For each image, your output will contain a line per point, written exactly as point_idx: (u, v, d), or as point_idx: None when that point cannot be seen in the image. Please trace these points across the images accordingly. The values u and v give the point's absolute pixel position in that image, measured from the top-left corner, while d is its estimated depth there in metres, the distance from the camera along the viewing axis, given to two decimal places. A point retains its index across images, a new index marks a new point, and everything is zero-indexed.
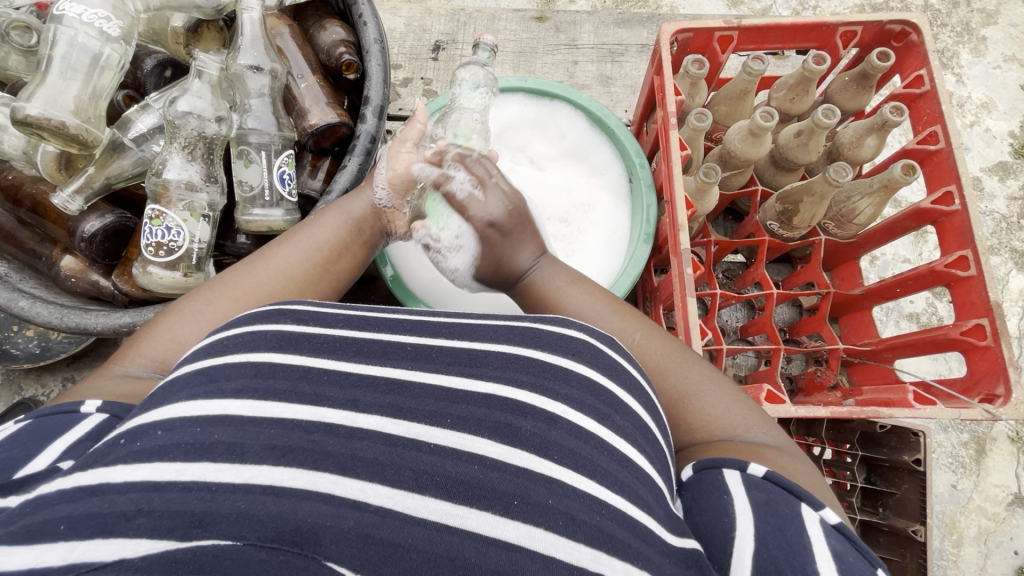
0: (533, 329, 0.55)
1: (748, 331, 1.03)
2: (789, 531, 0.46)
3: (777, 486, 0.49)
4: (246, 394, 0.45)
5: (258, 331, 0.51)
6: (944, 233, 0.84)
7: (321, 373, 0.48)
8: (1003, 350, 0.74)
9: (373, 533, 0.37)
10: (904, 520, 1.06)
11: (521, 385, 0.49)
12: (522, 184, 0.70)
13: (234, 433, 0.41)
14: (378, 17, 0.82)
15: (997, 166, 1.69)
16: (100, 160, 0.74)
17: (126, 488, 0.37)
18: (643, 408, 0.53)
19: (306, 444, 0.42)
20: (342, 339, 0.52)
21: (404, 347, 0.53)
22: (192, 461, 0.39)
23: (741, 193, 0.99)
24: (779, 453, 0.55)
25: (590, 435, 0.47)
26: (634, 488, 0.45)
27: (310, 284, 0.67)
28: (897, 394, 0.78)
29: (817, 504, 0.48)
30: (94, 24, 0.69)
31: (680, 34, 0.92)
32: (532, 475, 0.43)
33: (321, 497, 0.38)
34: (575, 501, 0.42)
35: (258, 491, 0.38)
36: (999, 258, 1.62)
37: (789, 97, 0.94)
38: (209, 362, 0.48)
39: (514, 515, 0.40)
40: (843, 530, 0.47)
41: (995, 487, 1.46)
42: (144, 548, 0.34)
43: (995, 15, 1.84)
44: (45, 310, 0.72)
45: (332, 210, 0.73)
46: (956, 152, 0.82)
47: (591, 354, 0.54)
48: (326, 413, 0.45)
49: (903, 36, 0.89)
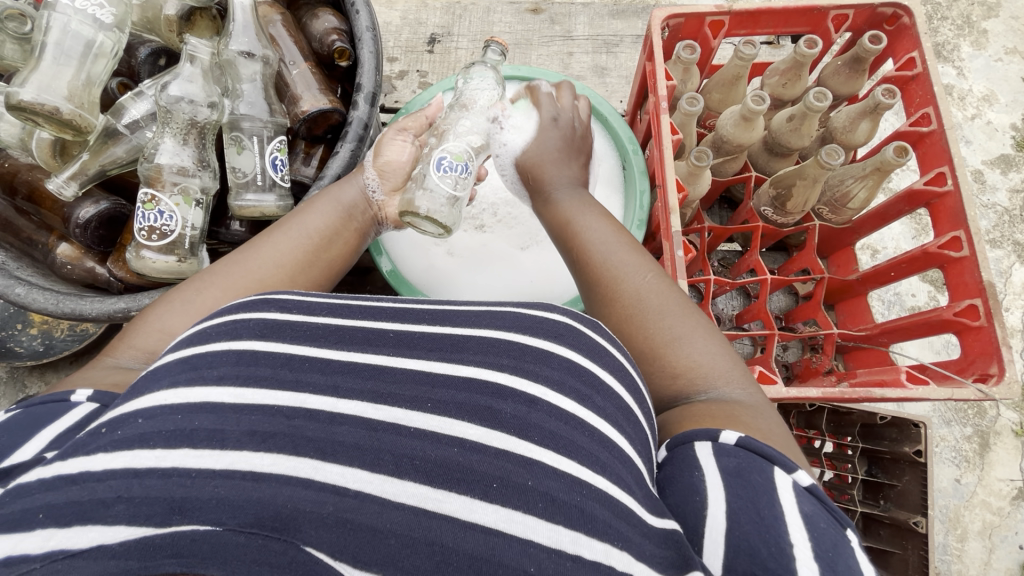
0: (514, 314, 0.55)
1: (743, 319, 1.03)
2: (761, 503, 0.44)
3: (749, 452, 0.48)
4: (228, 380, 0.45)
5: (241, 320, 0.51)
6: (937, 215, 0.84)
7: (301, 361, 0.48)
8: (996, 330, 0.74)
9: (352, 518, 0.38)
10: (905, 512, 1.04)
11: (500, 368, 0.49)
12: (551, 124, 0.77)
13: (215, 419, 0.42)
14: (371, 6, 0.82)
15: (998, 159, 1.68)
16: (94, 146, 0.75)
17: (105, 476, 0.37)
18: (626, 390, 0.53)
19: (285, 429, 0.42)
20: (323, 327, 0.52)
21: (386, 334, 0.53)
22: (172, 448, 0.39)
23: (735, 179, 0.99)
24: (752, 410, 0.54)
25: (570, 415, 0.47)
26: (615, 469, 0.45)
27: (303, 273, 0.67)
28: (891, 375, 0.78)
29: (790, 467, 0.47)
30: (87, 11, 0.70)
31: (671, 19, 0.92)
32: (512, 457, 0.43)
33: (301, 482, 0.39)
34: (556, 482, 0.42)
35: (238, 476, 0.38)
36: (1000, 251, 1.61)
37: (780, 82, 0.94)
38: (191, 351, 0.48)
39: (492, 499, 0.40)
40: (816, 493, 0.46)
41: (999, 481, 1.45)
42: (124, 533, 0.34)
43: (996, 8, 1.83)
44: (42, 297, 0.72)
45: (324, 198, 0.73)
46: (948, 134, 0.82)
47: (574, 337, 0.54)
48: (307, 398, 0.45)
49: (895, 20, 0.89)
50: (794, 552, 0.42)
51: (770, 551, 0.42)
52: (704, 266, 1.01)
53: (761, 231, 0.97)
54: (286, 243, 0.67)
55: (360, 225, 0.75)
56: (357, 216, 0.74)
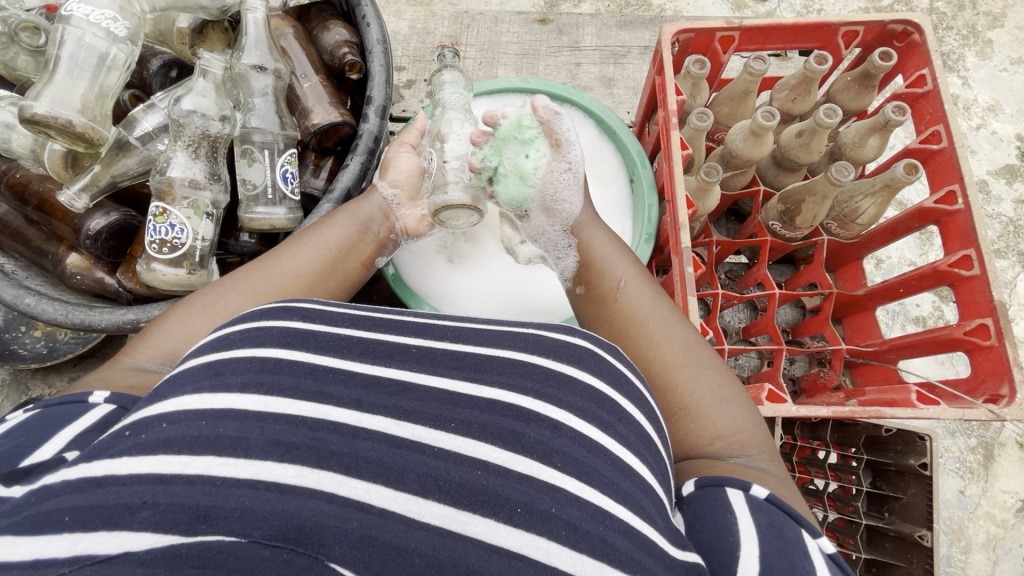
0: (537, 337, 0.55)
1: (750, 332, 1.02)
2: (793, 553, 0.46)
3: (779, 511, 0.50)
4: (251, 388, 0.44)
5: (264, 327, 0.51)
6: (947, 233, 0.83)
7: (326, 371, 0.48)
8: (1006, 350, 0.74)
9: (376, 535, 0.38)
10: (911, 525, 1.04)
11: (524, 392, 0.49)
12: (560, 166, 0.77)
13: (239, 427, 0.41)
14: (381, 18, 0.83)
15: (1003, 169, 1.68)
16: (107, 158, 0.75)
17: (130, 481, 0.37)
18: (647, 420, 0.53)
19: (309, 441, 0.42)
20: (348, 338, 0.52)
21: (409, 348, 0.52)
22: (196, 455, 0.39)
23: (744, 193, 0.99)
24: (775, 481, 0.55)
25: (592, 442, 0.47)
26: (637, 498, 0.45)
27: (319, 282, 0.67)
28: (901, 394, 0.78)
29: (813, 531, 0.50)
30: (101, 24, 0.70)
31: (680, 35, 0.92)
32: (536, 483, 0.43)
33: (325, 497, 0.39)
34: (579, 510, 0.42)
35: (262, 487, 0.38)
36: (1005, 261, 1.61)
37: (790, 97, 0.94)
38: (214, 357, 0.48)
39: (517, 523, 0.40)
40: (837, 560, 0.48)
41: (1003, 492, 1.44)
42: (149, 541, 0.34)
43: (1002, 18, 1.83)
44: (51, 308, 0.72)
45: (343, 213, 0.73)
46: (959, 152, 0.82)
47: (596, 362, 0.53)
48: (331, 411, 0.45)
49: (906, 36, 0.89)
50: None
51: None
52: (711, 280, 1.01)
53: (769, 245, 0.97)
54: (302, 255, 0.67)
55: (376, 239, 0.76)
56: (374, 228, 0.75)
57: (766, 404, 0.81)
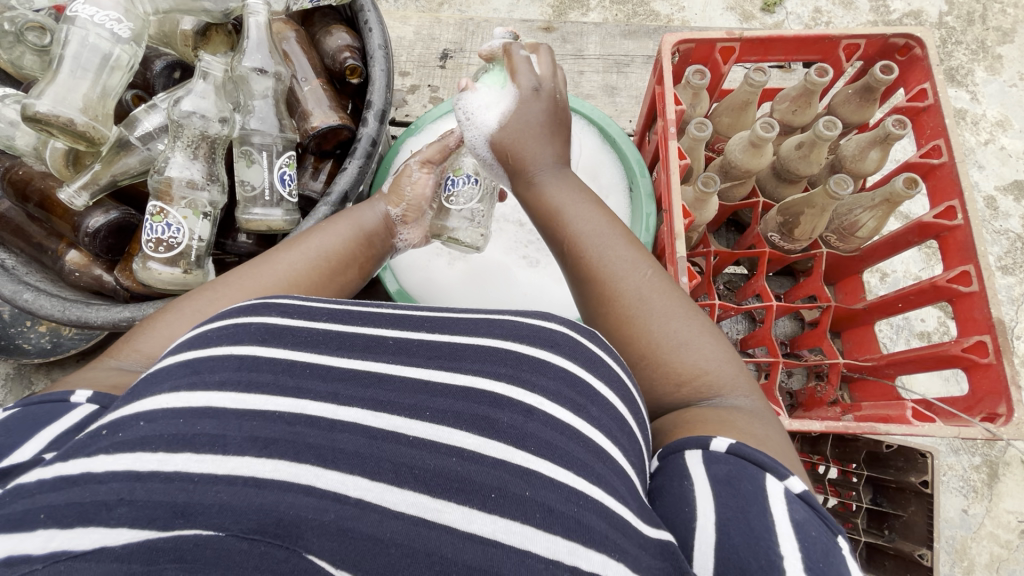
0: (512, 322, 0.54)
1: (748, 344, 1.02)
2: (751, 514, 0.45)
3: (741, 460, 0.48)
4: (228, 386, 0.44)
5: (242, 324, 0.51)
6: (946, 248, 0.83)
7: (303, 367, 0.48)
8: (1004, 368, 0.73)
9: (353, 527, 0.37)
10: (910, 543, 1.02)
11: (498, 377, 0.48)
12: (531, 96, 0.67)
13: (216, 424, 0.41)
14: (383, 23, 0.83)
15: (1012, 185, 1.67)
16: (107, 157, 0.76)
17: (107, 479, 0.37)
18: (620, 399, 0.52)
19: (287, 435, 0.42)
20: (324, 333, 0.51)
21: (385, 341, 0.52)
22: (174, 452, 0.39)
23: (742, 205, 0.99)
24: (757, 417, 0.55)
25: (565, 425, 0.46)
26: (609, 479, 0.44)
27: (314, 292, 0.67)
28: (896, 410, 0.77)
29: (783, 475, 0.47)
30: (105, 25, 0.70)
31: (682, 44, 0.92)
32: (510, 467, 0.42)
33: (303, 489, 0.38)
34: (552, 492, 0.41)
35: (240, 482, 0.38)
36: (1013, 277, 1.59)
37: (791, 109, 0.93)
38: (191, 355, 0.48)
39: (491, 508, 0.40)
40: (808, 499, 0.46)
41: (1008, 513, 1.42)
42: (126, 536, 0.34)
43: (1012, 33, 1.82)
44: (48, 304, 0.73)
45: (345, 218, 0.73)
46: (959, 166, 0.81)
47: (569, 345, 0.52)
48: (308, 405, 0.44)
49: (907, 50, 0.89)
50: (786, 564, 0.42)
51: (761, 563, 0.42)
52: (709, 290, 1.01)
53: (768, 257, 0.96)
54: (297, 258, 0.67)
55: (375, 249, 0.75)
56: (376, 241, 0.75)
57: None
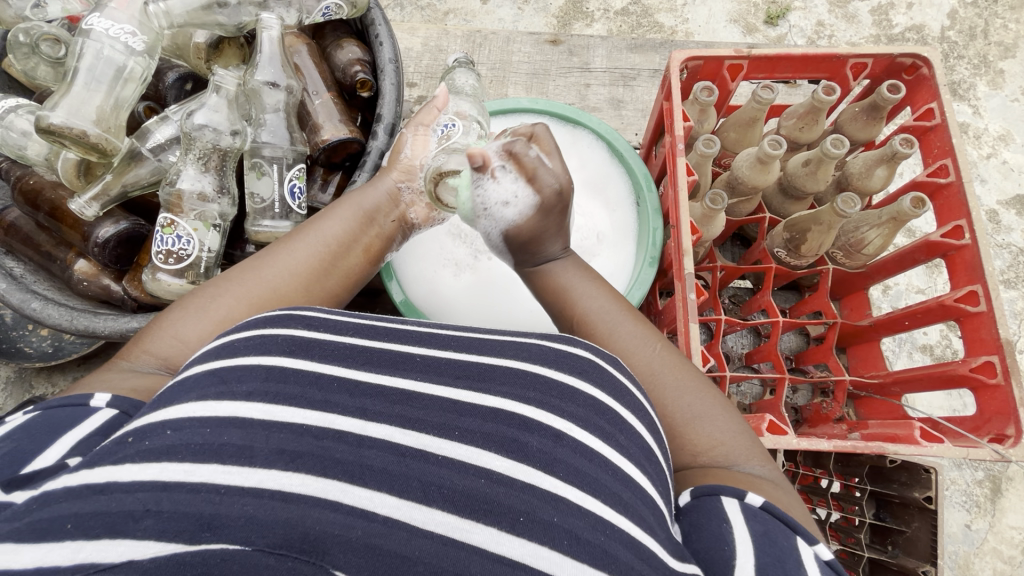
0: (539, 347, 0.54)
1: (753, 359, 1.01)
2: (788, 563, 0.45)
3: (773, 518, 0.49)
4: (256, 397, 0.44)
5: (270, 335, 0.51)
6: (953, 267, 0.83)
7: (331, 380, 0.48)
8: (1013, 390, 0.73)
9: (381, 544, 0.37)
10: (914, 560, 1.01)
11: (526, 401, 0.49)
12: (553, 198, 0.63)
13: (243, 435, 0.41)
14: (394, 38, 0.84)
15: (1014, 200, 1.67)
16: (118, 168, 0.76)
17: (133, 488, 0.37)
18: (646, 429, 0.52)
19: (314, 449, 0.42)
20: (352, 347, 0.52)
21: (413, 358, 0.52)
22: (201, 463, 0.39)
23: (749, 219, 0.99)
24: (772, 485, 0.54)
25: (594, 452, 0.46)
26: (637, 509, 0.45)
27: (318, 280, 0.67)
28: (904, 430, 0.77)
29: (812, 540, 0.49)
30: (121, 39, 0.71)
31: (690, 62, 0.93)
32: (539, 492, 0.43)
33: (329, 505, 0.38)
34: (580, 519, 0.42)
35: (267, 496, 0.38)
36: (1015, 291, 1.59)
37: (798, 126, 0.94)
38: (219, 363, 0.48)
39: (519, 532, 0.40)
40: (836, 568, 0.47)
41: (1011, 528, 1.41)
42: (153, 549, 0.34)
43: (1014, 48, 1.83)
44: (57, 313, 0.73)
45: (345, 204, 0.73)
46: (966, 186, 0.81)
47: (597, 373, 0.53)
48: (336, 419, 0.44)
49: (914, 69, 0.90)
50: None
51: None
52: (715, 305, 1.01)
53: (774, 273, 0.96)
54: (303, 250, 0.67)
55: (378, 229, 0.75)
56: (379, 220, 0.75)
57: (766, 435, 0.80)
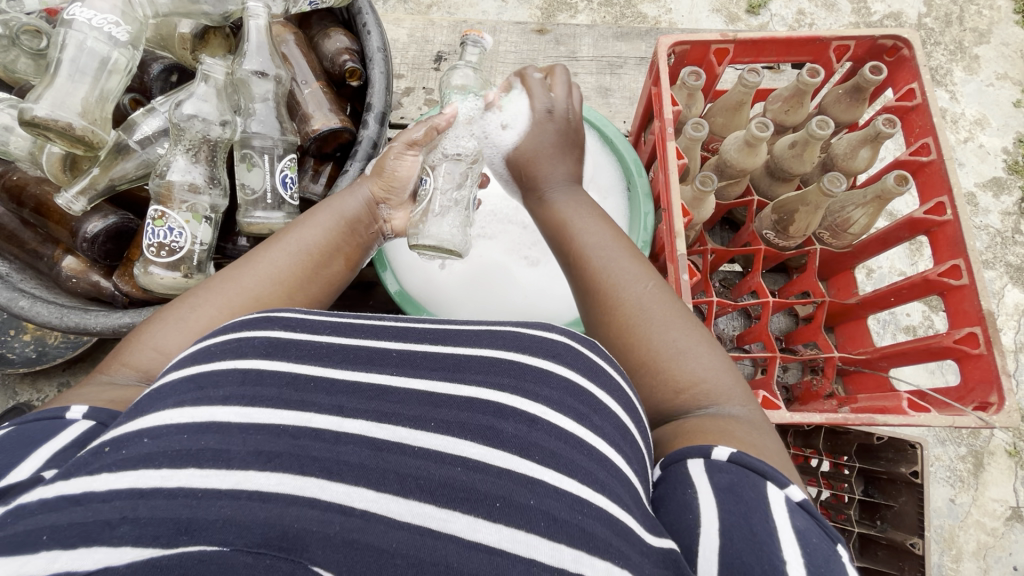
0: (514, 334, 0.55)
1: (744, 340, 1.03)
2: (753, 518, 0.45)
3: (742, 468, 0.49)
4: (233, 401, 0.45)
5: (245, 339, 0.51)
6: (936, 242, 0.85)
7: (306, 379, 0.48)
8: (996, 359, 0.75)
9: (358, 538, 0.38)
10: (902, 533, 1.05)
11: (501, 388, 0.49)
12: (546, 116, 0.73)
13: (221, 439, 0.42)
14: (382, 26, 0.83)
15: (991, 182, 1.72)
16: (105, 161, 0.75)
17: (110, 497, 0.37)
18: (623, 410, 0.52)
19: (291, 449, 0.42)
20: (328, 346, 0.52)
21: (389, 352, 0.53)
22: (178, 468, 0.39)
23: (738, 203, 1.00)
24: (750, 429, 0.55)
25: (569, 434, 0.47)
26: (613, 487, 0.45)
27: (302, 289, 0.67)
28: (892, 402, 0.79)
29: (782, 482, 0.48)
30: (103, 28, 0.70)
31: (677, 46, 0.93)
32: (514, 476, 0.43)
33: (307, 502, 0.39)
34: (556, 501, 0.42)
35: (244, 496, 0.38)
36: (993, 272, 1.63)
37: (783, 109, 0.95)
38: (195, 369, 0.48)
39: (495, 518, 0.40)
40: (808, 508, 0.47)
41: (993, 501, 1.46)
42: (129, 555, 0.34)
43: (988, 34, 1.87)
44: (46, 310, 0.72)
45: (325, 210, 0.71)
46: (948, 164, 0.84)
47: (572, 356, 0.53)
48: (313, 418, 0.45)
49: (895, 51, 0.92)
50: (788, 568, 0.42)
51: (765, 566, 0.42)
52: (706, 288, 1.02)
53: (763, 254, 0.98)
54: (278, 256, 0.66)
55: (359, 238, 0.74)
56: (359, 230, 0.73)
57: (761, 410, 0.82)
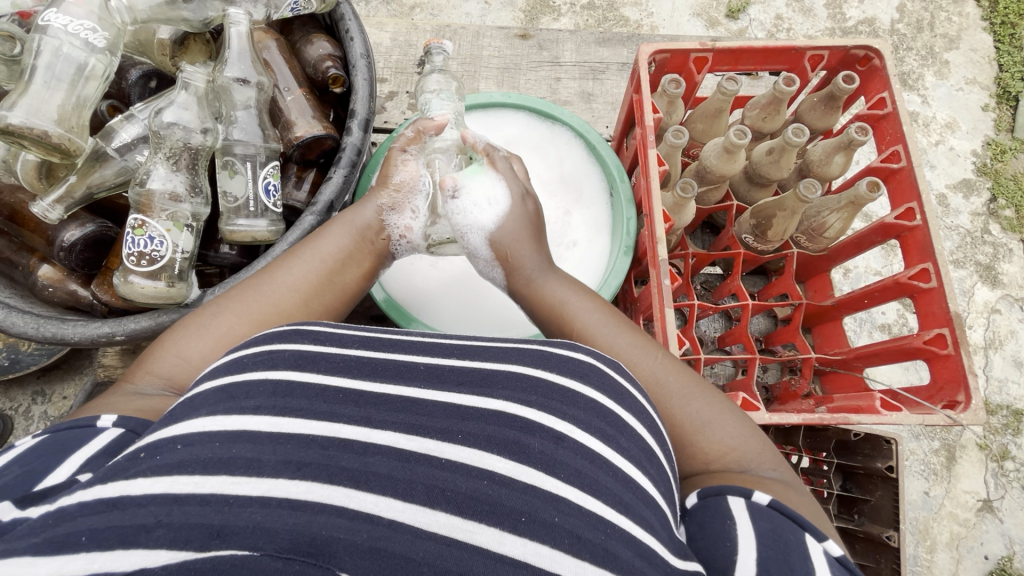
0: (540, 351, 0.56)
1: (727, 341, 1.05)
2: (792, 557, 0.47)
3: (782, 515, 0.50)
4: (263, 411, 0.45)
5: (275, 351, 0.51)
6: (907, 247, 0.88)
7: (336, 392, 0.48)
8: (962, 359, 0.78)
9: (385, 546, 0.37)
10: (879, 526, 1.07)
11: (528, 404, 0.49)
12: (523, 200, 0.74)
13: (252, 448, 0.42)
14: (365, 33, 0.83)
15: (961, 183, 1.77)
16: (82, 169, 0.74)
17: (146, 501, 0.37)
18: (648, 431, 0.53)
19: (320, 459, 0.42)
20: (356, 360, 0.52)
21: (417, 366, 0.53)
22: (210, 475, 0.39)
23: (717, 208, 1.02)
24: (782, 487, 0.56)
25: (596, 455, 0.47)
26: (638, 509, 0.46)
27: (315, 294, 0.66)
28: (866, 401, 0.82)
29: (819, 535, 0.49)
30: (79, 34, 0.69)
31: (658, 54, 0.95)
32: (539, 492, 0.43)
33: (336, 510, 0.39)
34: (580, 519, 0.42)
35: (274, 504, 0.38)
36: (964, 270, 1.69)
37: (761, 116, 0.98)
38: (229, 380, 0.48)
39: (522, 533, 0.41)
40: (847, 563, 0.48)
41: (965, 493, 1.51)
42: (164, 557, 0.34)
43: (957, 40, 1.93)
44: (21, 321, 0.70)
45: (338, 221, 0.71)
46: (917, 170, 0.87)
47: (599, 378, 0.54)
48: (341, 428, 0.45)
49: (867, 61, 0.94)
50: None
51: None
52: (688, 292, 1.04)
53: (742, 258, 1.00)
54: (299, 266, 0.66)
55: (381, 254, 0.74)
56: (371, 237, 0.73)
57: None
